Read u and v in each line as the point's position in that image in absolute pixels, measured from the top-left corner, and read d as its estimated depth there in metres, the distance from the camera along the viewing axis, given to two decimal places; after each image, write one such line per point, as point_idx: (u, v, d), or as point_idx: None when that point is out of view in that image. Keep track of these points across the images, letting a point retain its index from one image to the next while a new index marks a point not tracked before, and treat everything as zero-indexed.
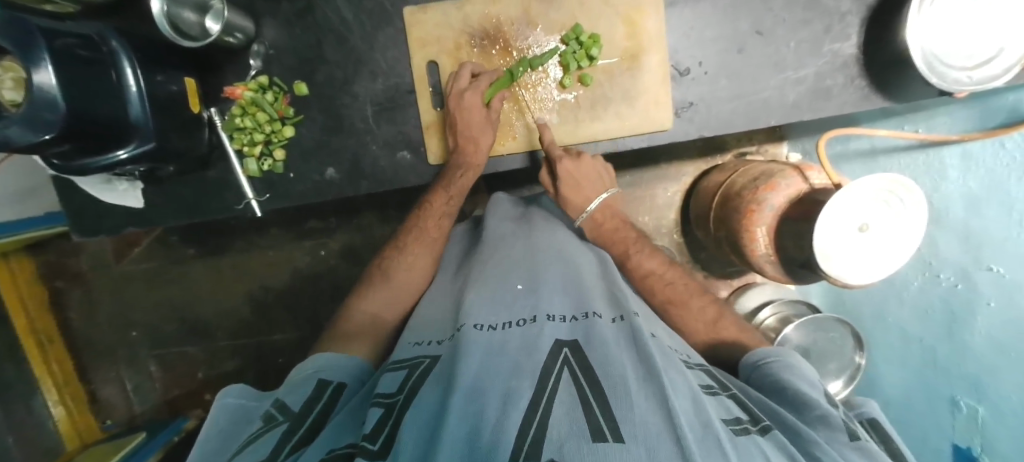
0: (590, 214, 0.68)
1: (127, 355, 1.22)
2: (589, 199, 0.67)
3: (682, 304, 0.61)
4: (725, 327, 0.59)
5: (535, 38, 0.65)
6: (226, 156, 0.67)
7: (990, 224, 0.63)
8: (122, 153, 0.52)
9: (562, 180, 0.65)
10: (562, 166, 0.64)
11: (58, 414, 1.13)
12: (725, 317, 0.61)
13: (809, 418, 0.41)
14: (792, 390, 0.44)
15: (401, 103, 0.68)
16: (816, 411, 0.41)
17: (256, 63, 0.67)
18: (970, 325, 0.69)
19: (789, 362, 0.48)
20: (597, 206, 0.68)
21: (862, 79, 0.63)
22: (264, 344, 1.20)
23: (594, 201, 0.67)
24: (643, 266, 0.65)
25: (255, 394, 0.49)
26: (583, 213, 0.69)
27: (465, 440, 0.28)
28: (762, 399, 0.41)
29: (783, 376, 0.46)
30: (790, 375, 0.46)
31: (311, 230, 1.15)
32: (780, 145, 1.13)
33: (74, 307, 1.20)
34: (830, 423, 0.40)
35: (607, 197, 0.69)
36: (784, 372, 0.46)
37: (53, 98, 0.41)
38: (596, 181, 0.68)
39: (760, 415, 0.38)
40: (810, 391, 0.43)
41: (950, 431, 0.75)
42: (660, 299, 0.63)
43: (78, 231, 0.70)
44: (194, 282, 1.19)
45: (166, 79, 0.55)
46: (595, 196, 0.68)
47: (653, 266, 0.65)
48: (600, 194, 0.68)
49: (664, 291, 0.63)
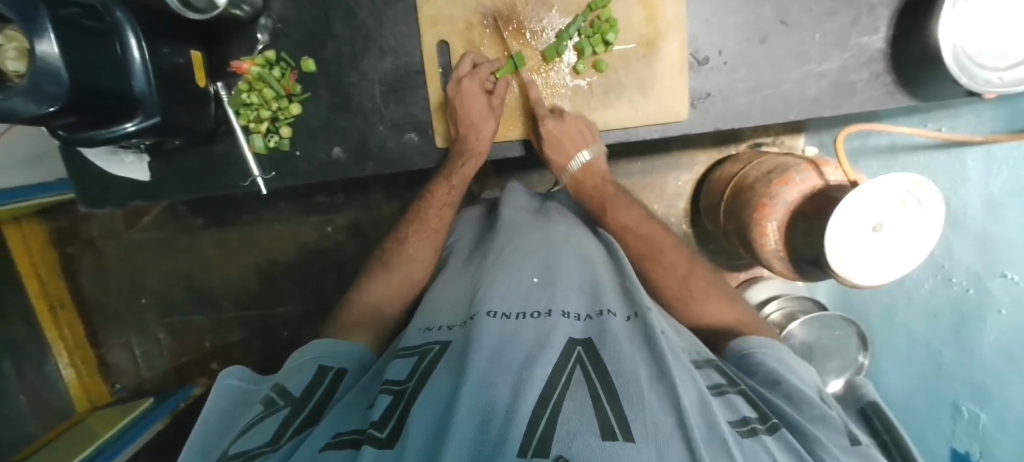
0: (572, 173, 0.68)
1: (136, 320, 1.24)
2: (571, 158, 0.65)
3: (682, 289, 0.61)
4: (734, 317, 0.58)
5: (550, 20, 0.63)
6: (233, 132, 0.67)
7: (1011, 231, 0.61)
8: (130, 126, 0.51)
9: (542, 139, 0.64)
10: (543, 128, 0.63)
11: (68, 375, 1.18)
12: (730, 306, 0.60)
13: (810, 416, 0.41)
14: (789, 386, 0.43)
15: (409, 84, 0.67)
16: (815, 411, 0.41)
17: (263, 37, 0.65)
18: (980, 327, 0.68)
19: (785, 354, 0.48)
20: (579, 166, 0.66)
21: (889, 74, 0.61)
22: (270, 316, 1.22)
23: (575, 160, 0.65)
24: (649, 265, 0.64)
25: (254, 377, 0.50)
26: (565, 170, 0.68)
27: (476, 426, 0.29)
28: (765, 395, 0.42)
29: (778, 371, 0.46)
30: (785, 370, 0.46)
31: (318, 205, 1.15)
32: (796, 137, 1.11)
33: (84, 271, 1.22)
34: (829, 423, 0.39)
35: (588, 156, 0.66)
36: (777, 366, 0.46)
37: (56, 70, 0.40)
38: (580, 141, 0.64)
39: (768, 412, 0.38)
40: (807, 390, 0.43)
41: (950, 434, 0.76)
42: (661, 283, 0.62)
43: (85, 201, 0.70)
44: (202, 252, 1.20)
45: (172, 51, 0.54)
46: (576, 155, 0.65)
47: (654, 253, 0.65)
48: (580, 153, 0.65)
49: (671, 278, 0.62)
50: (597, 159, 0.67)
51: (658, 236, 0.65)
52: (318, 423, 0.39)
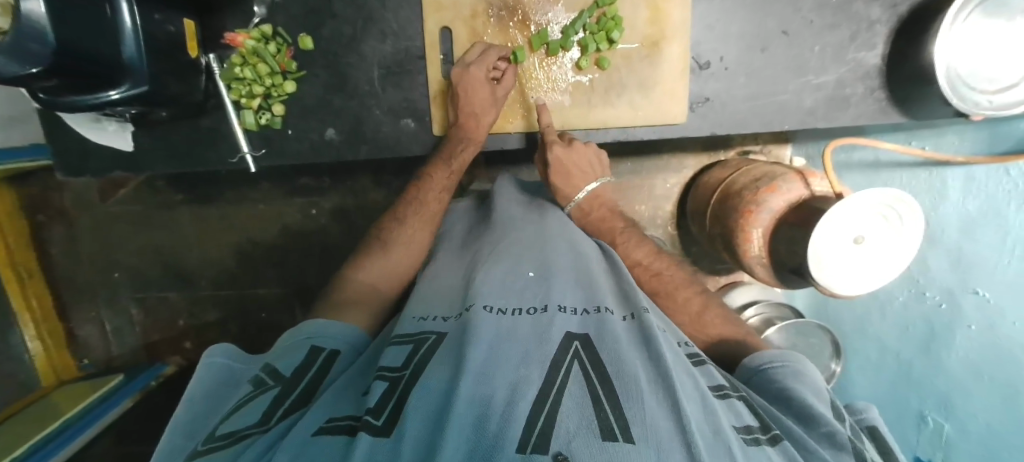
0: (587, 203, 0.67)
1: (108, 295, 1.21)
2: (578, 188, 0.66)
3: (674, 292, 0.61)
4: (710, 314, 0.59)
5: (555, 14, 0.62)
6: (223, 106, 0.65)
7: (982, 249, 0.65)
8: (114, 94, 0.49)
9: (553, 168, 0.65)
10: (552, 154, 0.63)
11: (34, 349, 1.14)
12: (713, 307, 0.60)
13: (816, 434, 0.40)
14: (800, 401, 0.43)
15: (409, 69, 0.66)
16: (823, 427, 0.40)
17: (260, 10, 0.63)
18: (948, 343, 0.72)
19: (797, 369, 0.48)
20: (585, 196, 0.67)
21: (882, 91, 0.62)
22: (248, 297, 1.20)
23: (582, 190, 0.66)
24: (630, 263, 0.64)
25: (241, 354, 0.49)
26: (571, 201, 0.68)
27: (474, 420, 0.28)
28: (768, 408, 0.41)
29: (789, 385, 0.45)
30: (795, 382, 0.45)
31: (303, 188, 1.13)
32: (784, 147, 1.13)
33: (56, 242, 1.17)
34: (836, 441, 0.38)
35: (596, 186, 0.67)
36: (790, 380, 0.46)
37: (43, 30, 0.38)
38: (586, 170, 0.66)
39: (768, 421, 0.38)
40: (817, 404, 0.42)
41: (915, 443, 0.80)
42: (649, 288, 0.62)
43: (63, 169, 0.67)
44: (182, 229, 1.17)
45: (163, 19, 0.52)
46: (584, 185, 0.66)
47: (641, 256, 0.64)
48: (590, 184, 0.67)
49: (652, 280, 0.62)
50: (601, 189, 0.68)
51: (634, 240, 0.66)
52: (312, 404, 0.38)
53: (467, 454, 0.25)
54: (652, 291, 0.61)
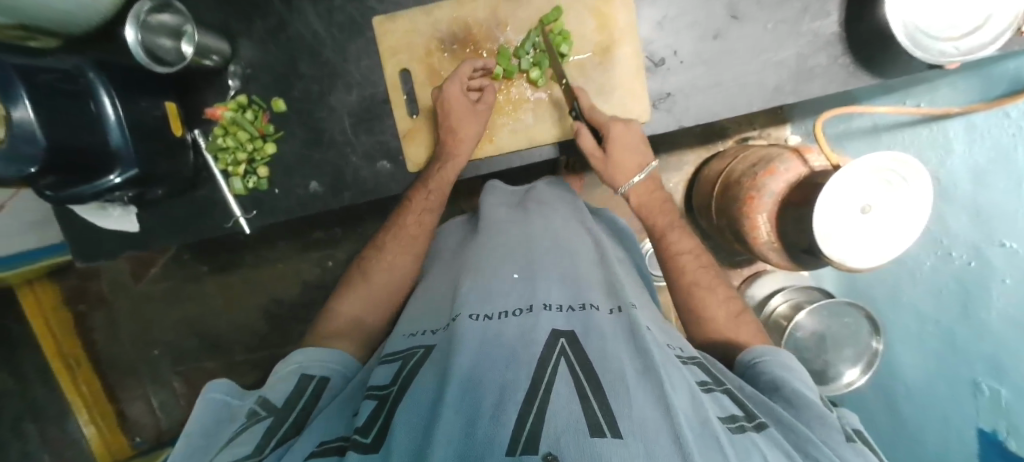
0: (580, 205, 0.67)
1: (148, 372, 1.25)
2: (639, 165, 0.64)
3: (708, 284, 0.59)
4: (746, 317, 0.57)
5: (506, 38, 0.65)
6: (213, 177, 0.69)
7: (1003, 197, 0.60)
8: (115, 178, 0.53)
9: (612, 143, 0.62)
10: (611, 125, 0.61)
11: (89, 433, 1.19)
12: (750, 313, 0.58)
13: (807, 418, 0.39)
14: (789, 390, 0.42)
15: (377, 114, 0.69)
16: (814, 410, 0.39)
17: (234, 83, 0.68)
18: (987, 300, 0.66)
19: (782, 360, 0.47)
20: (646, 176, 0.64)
21: (845, 57, 0.61)
22: (279, 356, 1.22)
23: (645, 168, 0.64)
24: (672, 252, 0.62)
25: (241, 391, 0.49)
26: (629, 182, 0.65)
27: (462, 432, 0.28)
28: (758, 397, 0.40)
29: (779, 375, 0.44)
30: (784, 372, 0.44)
31: (316, 242, 1.17)
32: (783, 128, 1.11)
33: (98, 328, 1.23)
34: (827, 423, 0.38)
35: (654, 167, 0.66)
36: (780, 371, 0.45)
37: (33, 131, 0.42)
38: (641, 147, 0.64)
39: (754, 411, 0.37)
40: (805, 390, 0.42)
41: (975, 415, 0.70)
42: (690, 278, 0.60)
43: (80, 256, 0.72)
44: (208, 298, 1.22)
45: (149, 105, 0.57)
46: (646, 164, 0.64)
47: (686, 245, 0.62)
48: (649, 161, 0.64)
49: (695, 271, 0.60)
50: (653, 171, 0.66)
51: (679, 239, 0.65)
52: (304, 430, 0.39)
53: (458, 456, 0.26)
54: (691, 280, 0.59)
